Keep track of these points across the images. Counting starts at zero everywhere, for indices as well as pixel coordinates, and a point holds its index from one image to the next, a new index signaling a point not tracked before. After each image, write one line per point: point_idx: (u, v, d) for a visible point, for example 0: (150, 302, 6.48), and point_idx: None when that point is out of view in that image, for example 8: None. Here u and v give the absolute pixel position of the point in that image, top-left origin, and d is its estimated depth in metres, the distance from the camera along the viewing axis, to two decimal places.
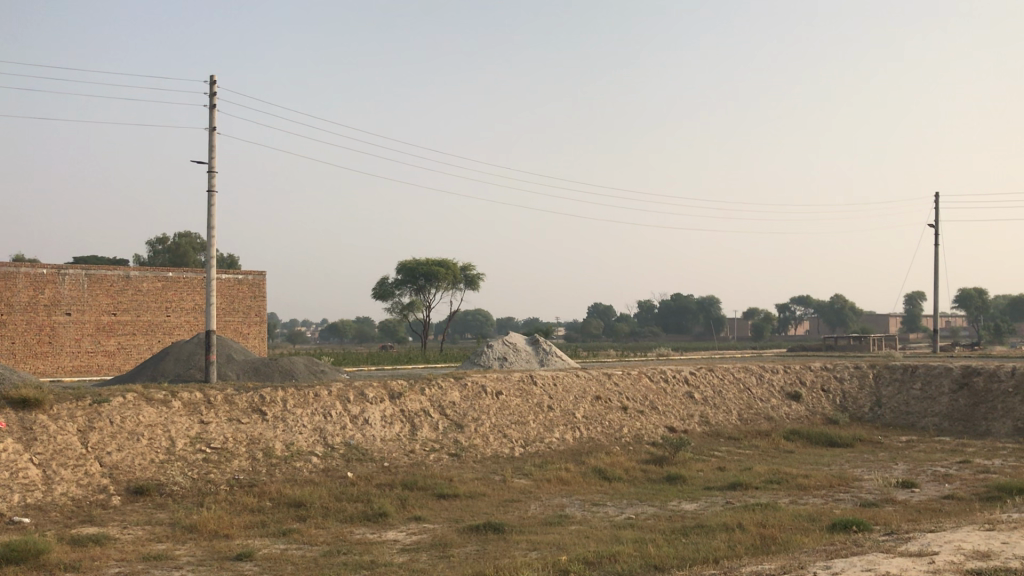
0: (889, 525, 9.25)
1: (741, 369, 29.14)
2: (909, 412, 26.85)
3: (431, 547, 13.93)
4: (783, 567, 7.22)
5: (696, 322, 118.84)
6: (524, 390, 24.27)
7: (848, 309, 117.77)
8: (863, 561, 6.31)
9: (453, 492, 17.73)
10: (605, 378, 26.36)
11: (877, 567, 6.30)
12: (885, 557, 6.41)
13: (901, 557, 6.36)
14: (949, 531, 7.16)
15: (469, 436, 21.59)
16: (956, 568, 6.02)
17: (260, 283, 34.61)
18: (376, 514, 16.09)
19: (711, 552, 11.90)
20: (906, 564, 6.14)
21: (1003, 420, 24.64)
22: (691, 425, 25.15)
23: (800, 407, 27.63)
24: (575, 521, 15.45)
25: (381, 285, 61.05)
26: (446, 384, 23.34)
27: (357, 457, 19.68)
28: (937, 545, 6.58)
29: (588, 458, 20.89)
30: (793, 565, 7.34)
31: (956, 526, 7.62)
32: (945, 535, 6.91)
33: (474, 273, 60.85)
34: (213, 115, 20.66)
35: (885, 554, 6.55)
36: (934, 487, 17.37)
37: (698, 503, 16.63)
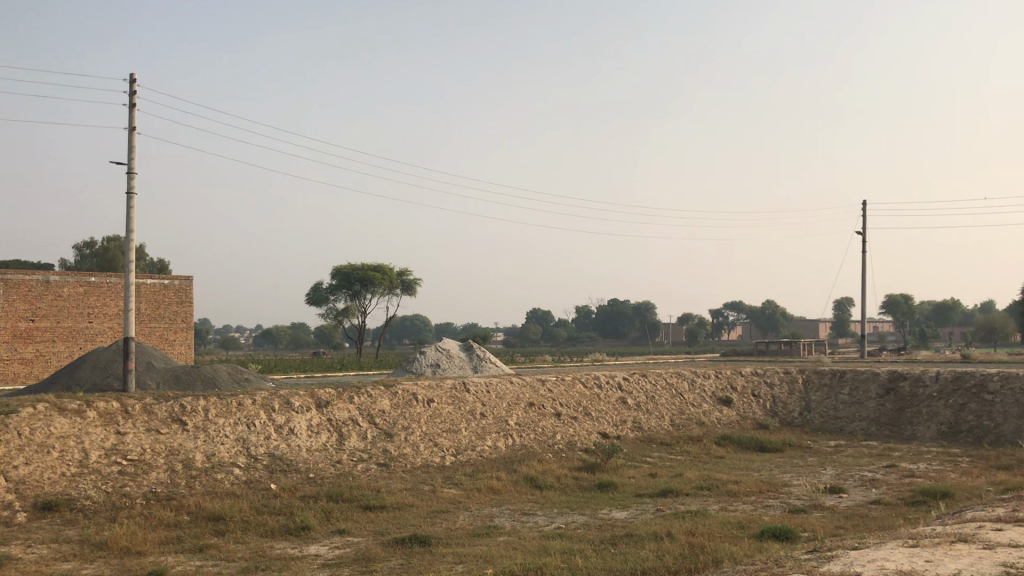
0: (815, 539, 9.10)
1: (674, 374, 29.21)
2: (837, 417, 27.17)
3: (353, 562, 13.48)
4: None
5: (633, 327, 119.76)
6: (456, 397, 23.87)
7: (780, 315, 119.99)
8: None
9: (379, 504, 17.27)
10: (538, 384, 26.09)
11: None
12: None
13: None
14: (873, 547, 6.97)
15: (398, 445, 21.12)
16: None
17: (187, 289, 33.62)
18: (298, 528, 15.56)
19: (639, 564, 11.71)
20: None
21: (928, 424, 25.05)
22: (624, 431, 25.07)
23: (732, 412, 27.77)
24: (504, 532, 15.15)
25: (316, 290, 60.05)
26: (376, 391, 22.82)
27: (282, 468, 19.07)
28: (860, 564, 6.31)
29: (520, 466, 20.59)
30: None
31: (879, 541, 7.44)
32: (869, 553, 6.73)
33: (411, 277, 60.19)
34: (132, 115, 19.88)
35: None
36: (861, 492, 17.49)
37: (629, 511, 16.45)
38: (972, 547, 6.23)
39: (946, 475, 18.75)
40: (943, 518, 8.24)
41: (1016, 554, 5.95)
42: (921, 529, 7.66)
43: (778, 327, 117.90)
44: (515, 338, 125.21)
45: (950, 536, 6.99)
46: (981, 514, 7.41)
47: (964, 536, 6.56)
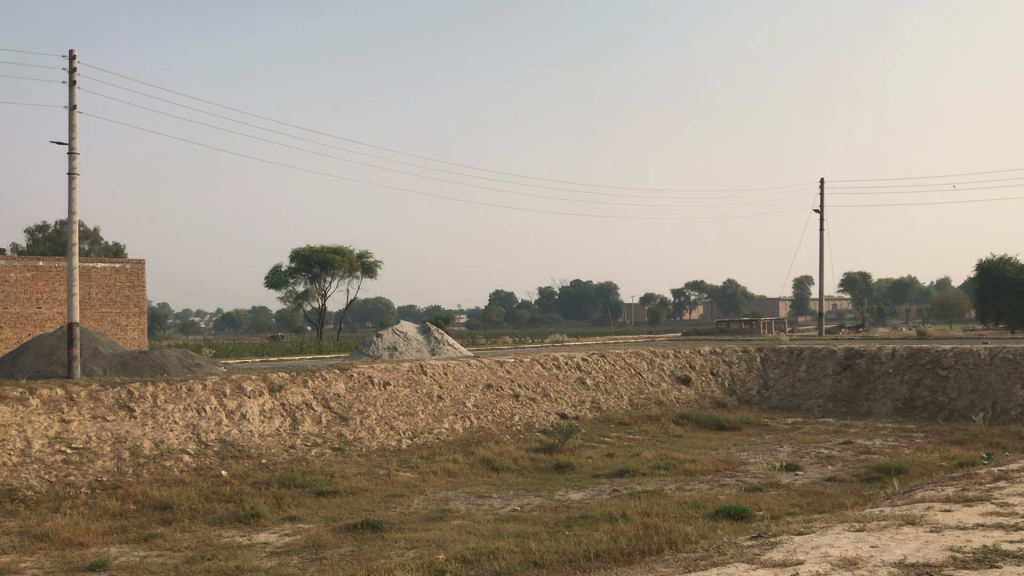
0: (766, 523, 8.94)
1: (633, 354, 29.15)
2: (794, 394, 27.29)
3: (303, 549, 13.17)
4: None
5: (595, 308, 120.12)
6: (413, 379, 23.55)
7: (740, 294, 121.09)
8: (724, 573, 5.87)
9: (332, 489, 16.95)
10: (497, 366, 25.85)
11: None
12: (747, 570, 5.91)
13: (762, 568, 5.87)
14: (818, 533, 6.79)
15: (353, 429, 20.78)
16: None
17: (140, 273, 32.82)
18: (247, 515, 15.20)
19: (593, 546, 11.53)
20: None
21: (884, 400, 25.23)
22: (583, 411, 24.96)
23: (690, 391, 27.79)
24: (459, 515, 14.92)
25: (274, 273, 59.16)
26: (330, 375, 22.45)
27: (233, 454, 18.65)
28: (803, 550, 6.14)
29: (477, 448, 20.35)
30: None
31: (827, 524, 7.29)
32: (814, 538, 6.54)
33: (371, 260, 59.61)
34: (73, 93, 19.20)
35: (747, 565, 6.09)
36: (817, 469, 17.51)
37: (585, 492, 16.31)
38: (918, 530, 6.07)
39: (901, 451, 18.84)
40: (894, 498, 8.11)
41: (964, 537, 5.80)
42: (870, 510, 7.52)
43: (739, 306, 119.00)
44: (478, 320, 125.05)
45: (897, 517, 6.83)
46: (931, 494, 7.26)
47: (912, 519, 6.41)
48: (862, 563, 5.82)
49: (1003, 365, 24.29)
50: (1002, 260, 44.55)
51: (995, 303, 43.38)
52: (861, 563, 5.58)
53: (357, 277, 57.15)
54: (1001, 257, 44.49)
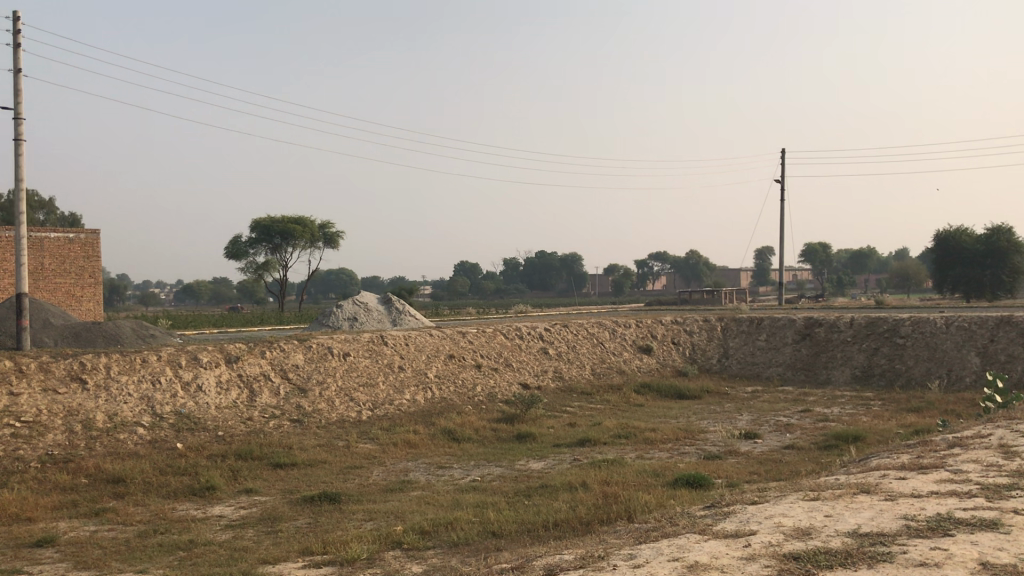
0: (723, 493, 8.88)
1: (595, 324, 29.13)
2: (754, 363, 27.48)
3: (258, 522, 12.97)
4: (597, 554, 6.56)
5: (559, 278, 120.27)
6: (373, 350, 23.30)
7: (702, 265, 121.88)
8: (674, 546, 5.77)
9: (290, 461, 16.74)
10: (459, 336, 25.67)
11: (689, 554, 5.69)
12: (699, 543, 5.82)
13: (714, 540, 5.78)
14: (773, 503, 6.73)
15: (312, 400, 20.53)
16: (771, 549, 5.35)
17: (95, 242, 32.10)
18: (203, 488, 14.95)
19: (552, 515, 11.45)
20: (721, 549, 5.48)
21: (842, 368, 25.49)
22: (545, 381, 24.91)
23: (652, 360, 27.87)
24: (418, 486, 14.81)
25: (234, 243, 58.26)
26: (289, 346, 22.14)
27: (188, 426, 18.33)
28: (756, 521, 6.07)
29: (438, 419, 20.21)
30: (611, 548, 6.73)
31: (781, 494, 7.24)
32: (768, 509, 6.46)
33: (332, 230, 59.00)
34: (17, 56, 18.55)
35: (700, 537, 6.00)
36: (775, 437, 17.61)
37: (546, 461, 16.25)
38: (873, 499, 6.02)
39: (858, 418, 19.03)
40: (850, 466, 8.09)
41: (918, 506, 5.75)
42: (825, 479, 7.49)
43: (701, 276, 119.78)
44: (442, 291, 124.67)
45: (852, 487, 6.78)
46: (887, 462, 7.21)
47: (866, 488, 6.36)
48: (815, 534, 5.74)
49: (959, 333, 24.62)
50: (958, 231, 45.13)
51: (950, 273, 44.02)
52: (815, 533, 5.51)
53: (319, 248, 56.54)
54: (956, 228, 45.04)
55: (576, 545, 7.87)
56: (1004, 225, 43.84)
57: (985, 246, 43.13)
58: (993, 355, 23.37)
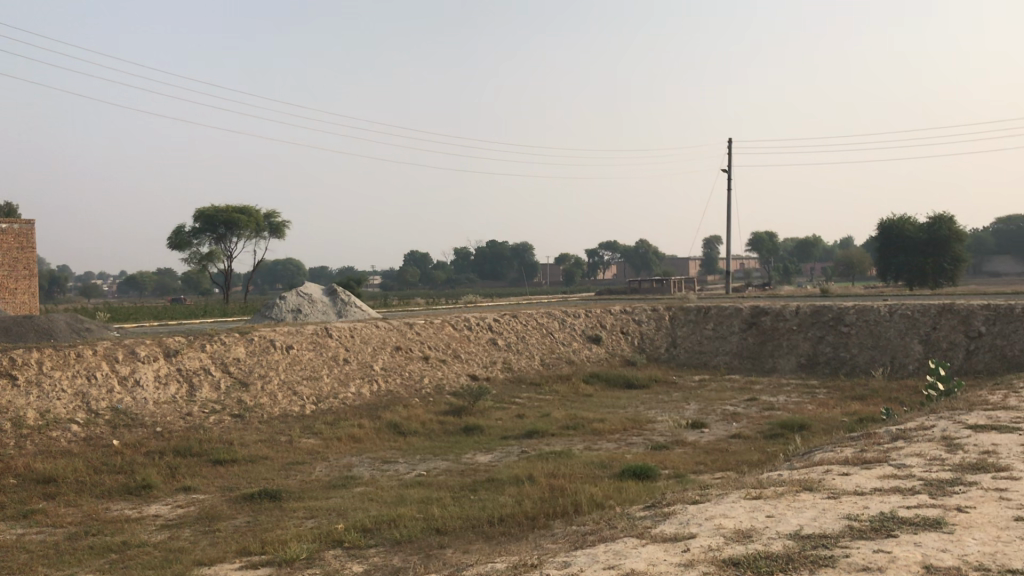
0: (666, 491, 8.75)
1: (544, 315, 29.00)
2: (701, 352, 27.59)
3: (195, 521, 12.57)
4: (535, 559, 6.37)
5: (510, 268, 120.14)
6: (318, 343, 22.87)
7: (652, 254, 122.69)
8: (612, 551, 5.60)
9: (230, 458, 16.32)
10: (405, 328, 25.33)
11: (628, 560, 5.52)
12: (637, 547, 5.65)
13: (652, 545, 5.63)
14: (714, 501, 6.60)
15: (254, 395, 20.08)
16: (712, 554, 5.20)
17: (29, 233, 31.06)
18: (138, 487, 14.47)
19: (497, 510, 11.26)
20: (660, 555, 5.31)
21: (788, 356, 25.71)
22: (493, 372, 24.71)
23: (601, 350, 27.84)
24: (362, 482, 14.52)
25: (177, 233, 56.96)
26: (230, 339, 21.63)
27: (125, 423, 17.76)
28: (696, 523, 5.92)
29: (384, 412, 19.89)
30: (550, 552, 6.54)
31: (723, 492, 7.12)
32: (710, 508, 6.33)
33: (278, 220, 58.08)
34: None
35: (639, 540, 5.84)
36: (721, 427, 17.62)
37: (493, 454, 16.06)
38: (815, 498, 5.91)
39: (803, 407, 19.16)
40: (793, 460, 8.01)
41: (861, 504, 5.66)
42: (767, 475, 7.39)
43: (651, 266, 120.58)
44: (392, 281, 123.79)
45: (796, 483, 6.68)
46: (830, 456, 7.12)
47: (809, 485, 6.25)
48: (757, 536, 5.61)
49: (902, 322, 24.94)
50: (901, 219, 45.90)
51: (894, 261, 44.77)
52: (756, 536, 5.38)
53: (265, 238, 55.61)
54: (900, 217, 45.73)
55: (515, 548, 7.67)
56: (945, 214, 44.63)
57: (928, 234, 43.89)
58: (934, 342, 23.72)
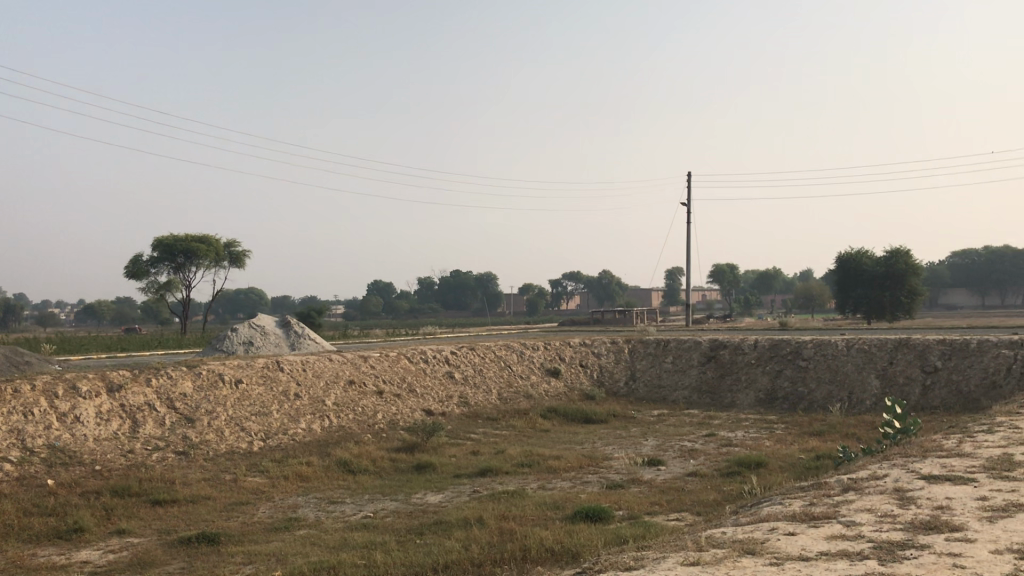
0: (610, 547, 8.36)
1: (502, 347, 28.60)
2: (660, 386, 27.35)
3: (126, 568, 11.94)
4: None
5: (474, 298, 119.70)
6: (268, 377, 22.23)
7: (615, 284, 123.01)
8: None
9: (170, 498, 15.66)
10: (360, 361, 24.77)
11: None
12: None
13: None
14: (655, 565, 6.23)
15: (199, 431, 19.40)
16: None
17: None
18: (69, 530, 13.76)
19: (443, 556, 10.80)
20: None
21: (746, 391, 25.52)
22: (450, 407, 24.24)
23: (560, 383, 27.49)
24: (306, 524, 13.97)
25: (134, 262, 55.81)
26: (177, 373, 20.90)
27: (62, 461, 16.91)
28: None
29: (334, 450, 19.32)
30: None
31: (665, 552, 6.76)
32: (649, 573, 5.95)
33: (239, 250, 57.28)
34: None
35: None
36: (678, 464, 17.33)
37: (444, 494, 15.58)
38: (758, 564, 5.57)
39: (761, 443, 18.93)
40: (741, 512, 7.69)
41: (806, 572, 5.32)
42: (712, 531, 7.04)
43: (614, 296, 120.86)
44: (354, 311, 122.71)
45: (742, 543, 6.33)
46: (777, 510, 6.79)
47: (754, 547, 5.91)
48: None
49: (859, 356, 24.91)
50: (859, 253, 46.26)
51: (852, 294, 45.05)
52: None
53: (224, 268, 54.74)
54: (858, 251, 46.08)
55: None
56: (902, 248, 45.01)
57: (885, 267, 44.22)
58: (892, 377, 23.69)
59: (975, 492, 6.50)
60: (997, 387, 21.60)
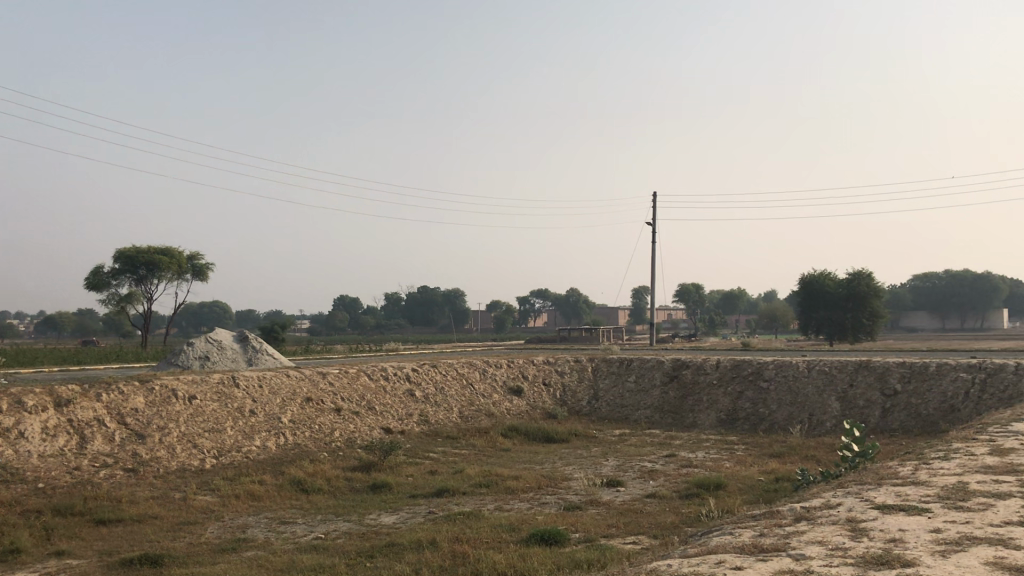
0: None
1: (465, 364, 28.29)
2: (623, 405, 27.19)
3: None
4: None
5: (441, 314, 119.15)
6: (223, 393, 21.73)
7: (582, 303, 123.24)
8: None
9: (115, 517, 15.18)
10: (318, 377, 24.33)
11: None
12: None
13: None
14: None
15: (150, 448, 18.87)
16: None
17: None
18: (6, 551, 13.24)
19: None
20: None
21: (708, 412, 25.44)
22: (409, 425, 23.90)
23: (522, 402, 27.23)
24: (254, 545, 13.58)
25: (95, 273, 54.80)
26: (129, 388, 20.27)
27: (3, 478, 16.31)
28: None
29: (288, 468, 18.91)
30: None
31: None
32: None
33: (202, 263, 56.52)
34: None
35: None
36: (637, 485, 17.14)
37: (398, 515, 15.25)
38: None
39: (721, 464, 18.81)
40: (690, 542, 7.48)
41: None
42: (660, 562, 6.84)
43: (581, 315, 120.97)
44: (320, 326, 121.62)
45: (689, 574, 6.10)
46: (727, 540, 6.60)
47: None
48: None
49: (820, 378, 24.94)
50: (821, 274, 46.57)
51: (814, 315, 45.30)
52: None
53: (186, 281, 53.93)
54: (821, 272, 46.39)
55: None
56: (864, 270, 45.40)
57: (847, 289, 44.55)
58: (852, 399, 23.72)
59: (929, 524, 6.34)
60: (955, 411, 21.69)
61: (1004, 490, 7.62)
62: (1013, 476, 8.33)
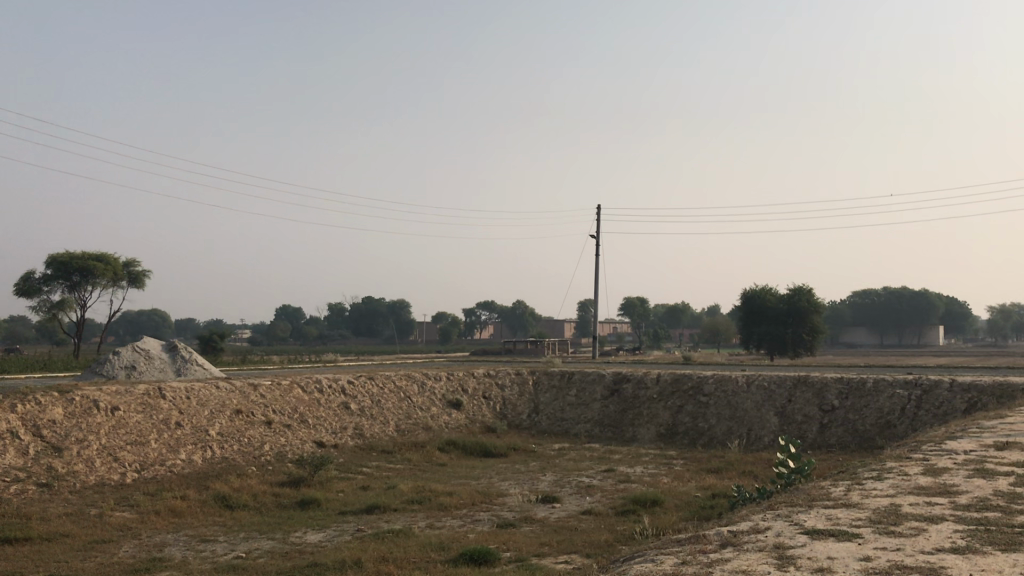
0: None
1: (403, 377, 27.70)
2: (563, 419, 26.87)
3: None
4: None
5: (386, 325, 117.93)
6: (148, 405, 20.87)
7: (528, 315, 123.18)
8: None
9: (23, 536, 14.35)
10: (250, 389, 23.57)
11: None
12: None
13: None
14: None
15: (67, 462, 17.96)
16: None
17: None
18: None
19: None
20: None
21: (648, 426, 25.24)
22: (343, 439, 23.31)
23: (461, 416, 26.77)
24: (170, 565, 12.90)
25: (25, 279, 52.93)
26: (47, 398, 19.25)
27: None
28: None
29: (213, 483, 18.20)
30: None
31: None
32: None
33: (139, 269, 54.97)
34: None
35: None
36: (574, 501, 16.80)
37: (326, 533, 14.68)
38: None
39: (659, 480, 18.56)
40: (614, 568, 7.12)
41: None
42: None
43: (527, 327, 120.81)
44: (262, 336, 119.64)
45: None
46: (648, 568, 6.25)
47: None
48: None
49: (759, 393, 24.91)
50: (763, 289, 46.88)
51: (756, 330, 45.55)
52: None
53: (122, 288, 52.37)
54: (762, 288, 46.71)
55: None
56: (804, 286, 45.81)
57: (788, 304, 44.92)
58: (790, 415, 23.72)
59: (858, 552, 6.07)
60: (891, 426, 21.76)
61: (937, 513, 7.41)
62: (945, 497, 8.14)
